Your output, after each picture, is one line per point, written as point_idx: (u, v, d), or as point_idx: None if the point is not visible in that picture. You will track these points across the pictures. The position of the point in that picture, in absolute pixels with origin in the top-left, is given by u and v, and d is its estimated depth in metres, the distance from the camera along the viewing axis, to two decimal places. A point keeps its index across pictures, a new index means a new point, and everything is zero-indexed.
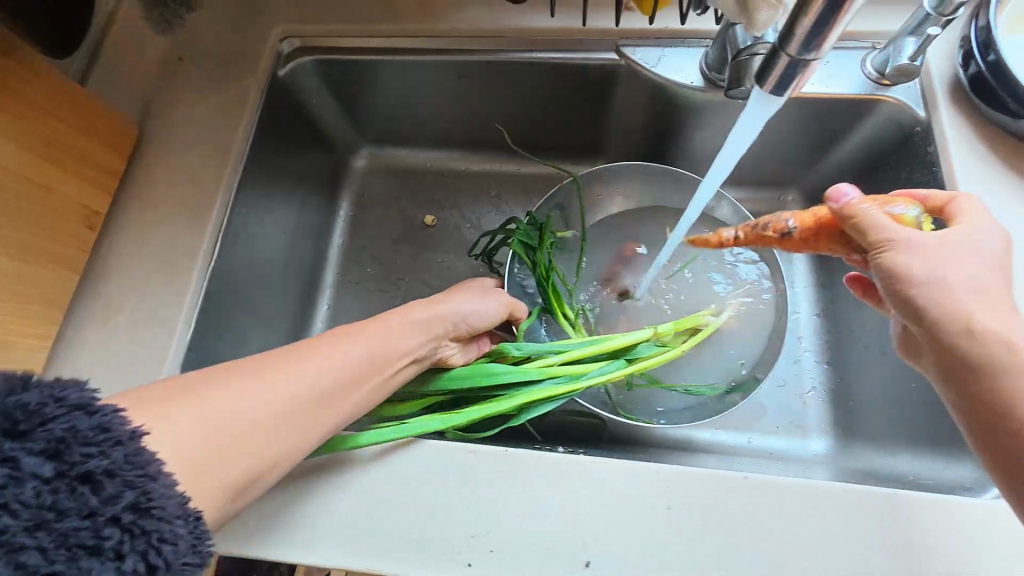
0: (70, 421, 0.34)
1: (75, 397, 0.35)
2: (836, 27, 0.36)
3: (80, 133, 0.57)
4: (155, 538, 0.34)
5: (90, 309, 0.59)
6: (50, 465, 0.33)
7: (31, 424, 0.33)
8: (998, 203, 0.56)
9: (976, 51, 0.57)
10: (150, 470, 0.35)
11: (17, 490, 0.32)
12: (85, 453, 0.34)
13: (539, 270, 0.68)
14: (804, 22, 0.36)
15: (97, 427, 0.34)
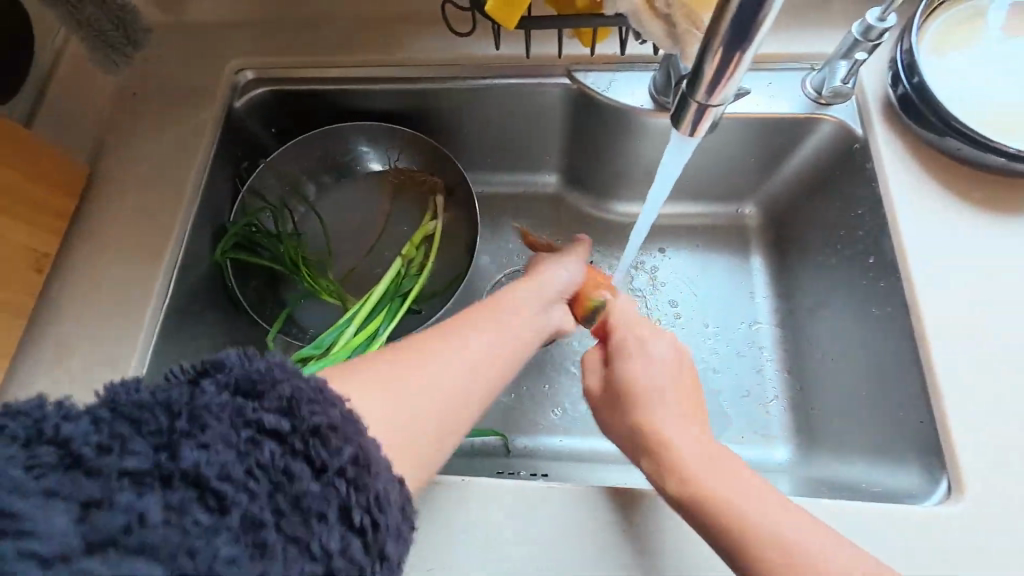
0: (293, 385, 0.32)
1: (290, 366, 0.33)
2: (734, 75, 0.31)
3: (33, 179, 0.58)
4: (371, 494, 0.31)
5: (42, 351, 0.59)
6: (286, 422, 0.31)
7: (261, 385, 0.32)
8: (930, 215, 0.58)
9: (902, 73, 0.60)
10: (362, 428, 0.32)
11: (260, 453, 0.30)
12: (312, 410, 0.32)
13: (289, 254, 0.71)
14: (707, 65, 0.32)
15: (317, 387, 0.33)
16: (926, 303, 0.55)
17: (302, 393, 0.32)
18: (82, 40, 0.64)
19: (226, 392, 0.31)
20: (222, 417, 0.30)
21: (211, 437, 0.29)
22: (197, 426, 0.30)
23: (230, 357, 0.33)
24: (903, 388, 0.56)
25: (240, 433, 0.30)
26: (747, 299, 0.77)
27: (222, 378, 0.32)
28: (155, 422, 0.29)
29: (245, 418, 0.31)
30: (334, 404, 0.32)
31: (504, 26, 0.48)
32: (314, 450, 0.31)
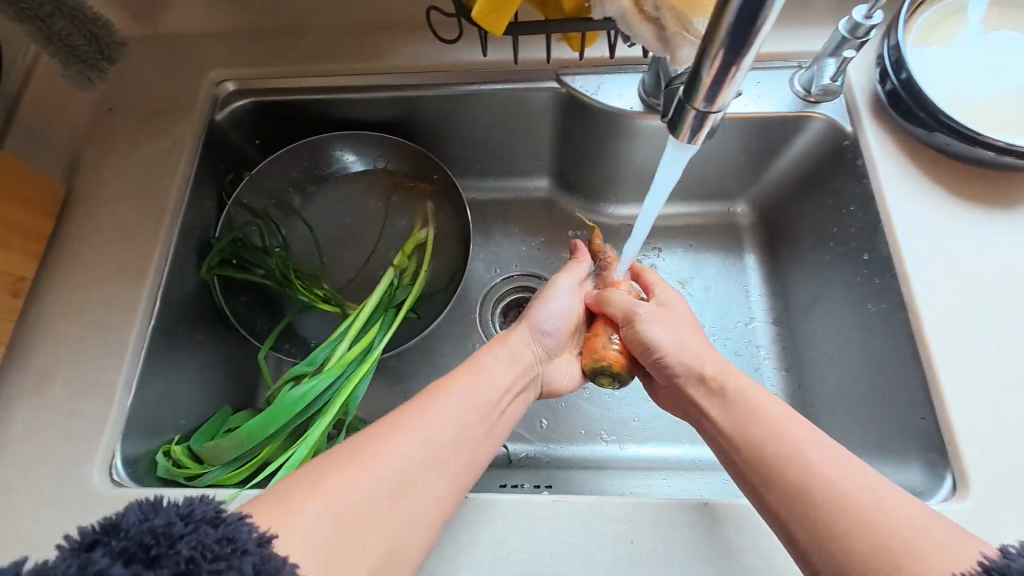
0: (198, 535, 0.33)
1: (200, 511, 0.35)
2: (736, 77, 0.30)
3: (5, 202, 0.55)
4: None
5: (21, 381, 0.56)
6: None
7: (159, 547, 0.32)
8: (922, 210, 0.59)
9: (889, 69, 0.60)
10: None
11: None
12: (217, 566, 0.33)
13: (278, 267, 0.69)
14: (706, 70, 0.30)
15: (224, 536, 0.34)
16: (923, 299, 0.55)
17: (206, 545, 0.33)
18: (50, 54, 0.61)
19: (117, 560, 0.31)
20: None
21: None
22: None
23: (127, 517, 0.34)
24: (902, 383, 0.56)
25: None
26: (743, 297, 0.77)
27: (116, 547, 0.32)
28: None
29: None
30: (246, 554, 0.34)
31: (491, 32, 0.47)
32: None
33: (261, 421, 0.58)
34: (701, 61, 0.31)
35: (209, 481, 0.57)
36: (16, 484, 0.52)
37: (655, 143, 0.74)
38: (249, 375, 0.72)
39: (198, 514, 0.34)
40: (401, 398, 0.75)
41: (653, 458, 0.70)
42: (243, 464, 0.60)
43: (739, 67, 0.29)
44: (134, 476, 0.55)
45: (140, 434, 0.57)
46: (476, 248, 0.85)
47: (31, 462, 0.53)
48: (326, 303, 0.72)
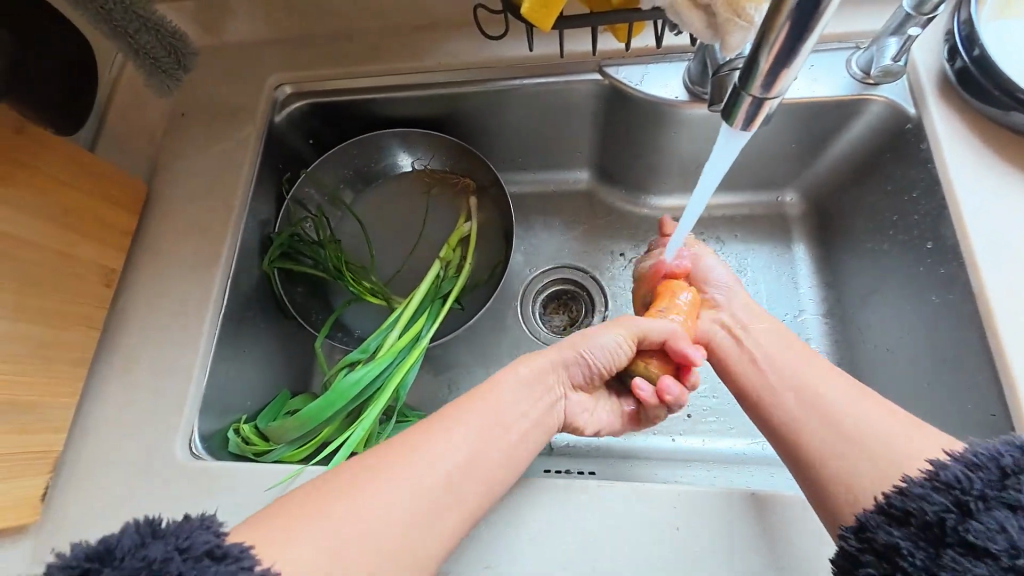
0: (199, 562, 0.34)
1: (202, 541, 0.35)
2: (794, 63, 0.30)
3: (99, 201, 0.62)
4: None
5: (112, 362, 0.63)
6: None
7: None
8: (995, 196, 0.55)
9: (959, 47, 0.57)
10: None
11: None
12: None
13: (333, 260, 0.73)
14: (764, 56, 0.30)
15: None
16: (993, 289, 0.52)
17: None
18: (136, 66, 0.66)
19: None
20: None
21: None
22: None
23: (120, 543, 0.34)
24: (969, 377, 0.54)
25: None
26: (791, 288, 0.75)
27: (116, 574, 0.32)
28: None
29: None
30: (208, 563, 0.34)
31: (539, 27, 0.48)
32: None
33: (320, 404, 0.62)
34: (759, 47, 0.30)
35: (275, 458, 0.62)
36: (109, 455, 0.58)
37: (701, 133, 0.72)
38: (306, 361, 0.77)
39: (195, 549, 0.34)
40: (446, 385, 0.78)
41: (696, 450, 0.70)
42: (304, 444, 0.65)
43: (800, 53, 0.29)
44: (209, 450, 0.60)
45: (213, 413, 0.62)
46: (518, 240, 0.86)
47: (122, 436, 0.59)
48: (376, 293, 0.76)
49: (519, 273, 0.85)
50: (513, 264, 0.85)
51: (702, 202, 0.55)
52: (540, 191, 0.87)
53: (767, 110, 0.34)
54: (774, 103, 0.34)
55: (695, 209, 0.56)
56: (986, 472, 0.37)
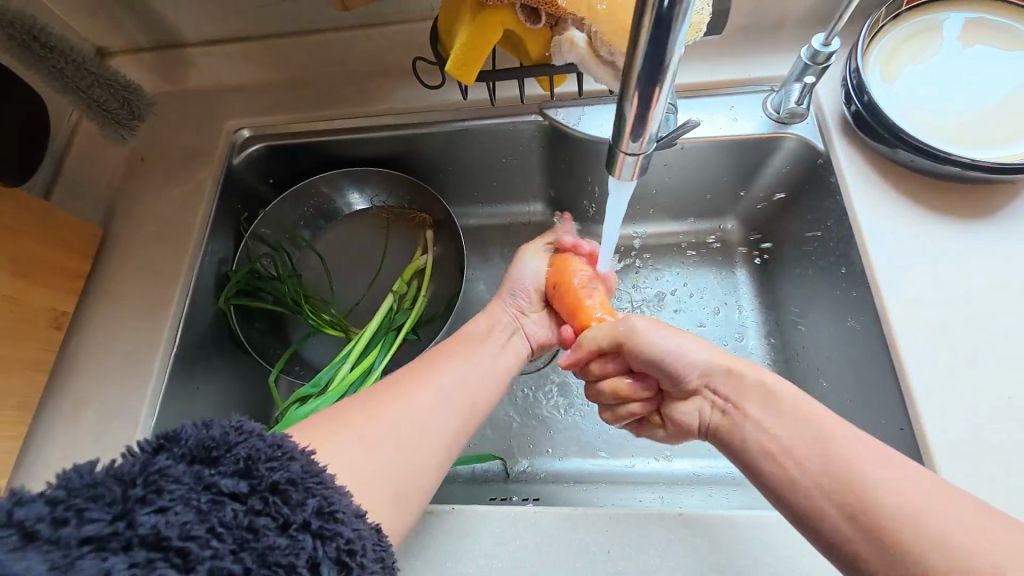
0: (251, 445, 0.36)
1: (249, 427, 0.37)
2: (654, 113, 0.33)
3: (53, 247, 0.64)
4: (322, 505, 0.36)
5: (61, 405, 0.63)
6: (244, 482, 0.34)
7: (219, 452, 0.35)
8: (895, 226, 0.60)
9: (852, 93, 0.62)
10: (280, 461, 0.36)
11: (222, 511, 0.33)
12: (269, 468, 0.35)
13: (291, 295, 0.75)
14: (627, 112, 0.33)
15: (273, 444, 0.37)
16: (894, 310, 0.56)
17: (259, 450, 0.36)
18: (91, 118, 0.68)
19: (183, 461, 0.34)
20: (186, 481, 0.33)
21: (171, 499, 0.32)
22: (155, 492, 0.32)
23: (186, 431, 0.36)
24: (883, 392, 0.57)
25: (202, 494, 0.33)
26: (733, 310, 0.79)
27: (179, 449, 0.35)
28: (111, 492, 0.31)
29: (207, 481, 0.34)
30: (265, 450, 0.36)
31: (464, 81, 0.53)
32: (276, 498, 0.34)
33: None
34: (623, 104, 0.34)
35: None
36: None
37: (663, 169, 0.75)
38: (263, 396, 0.78)
39: (248, 427, 0.37)
40: None
41: (647, 471, 0.72)
42: None
43: (653, 108, 0.32)
44: None
45: None
46: (476, 271, 0.89)
47: None
48: (333, 327, 0.78)
49: (478, 302, 0.87)
50: (470, 293, 0.88)
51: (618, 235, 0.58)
52: (495, 223, 0.91)
53: (644, 155, 0.37)
54: (650, 147, 0.37)
55: (609, 242, 0.60)
56: None
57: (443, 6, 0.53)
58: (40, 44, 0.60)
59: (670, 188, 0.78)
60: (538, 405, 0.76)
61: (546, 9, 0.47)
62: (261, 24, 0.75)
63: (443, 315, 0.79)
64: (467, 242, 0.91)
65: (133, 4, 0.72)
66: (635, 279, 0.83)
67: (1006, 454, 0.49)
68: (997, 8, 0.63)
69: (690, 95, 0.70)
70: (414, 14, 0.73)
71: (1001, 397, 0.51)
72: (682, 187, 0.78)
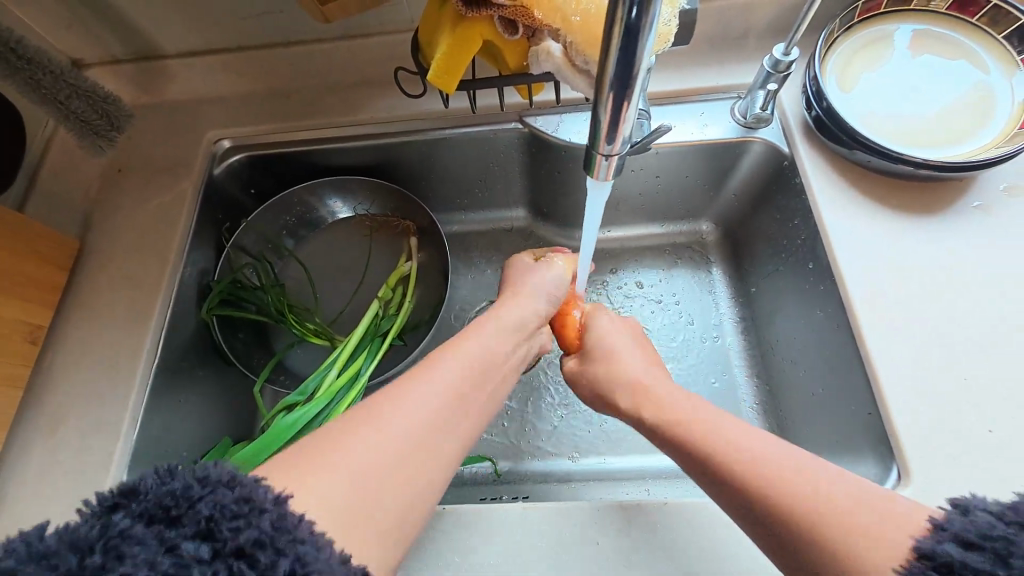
0: (215, 498, 0.33)
1: (216, 474, 0.34)
2: (628, 116, 0.35)
3: (28, 259, 0.62)
4: (298, 559, 0.31)
5: (38, 420, 0.62)
6: (207, 545, 0.31)
7: (179, 509, 0.32)
8: (856, 222, 0.63)
9: (812, 99, 0.66)
10: (245, 513, 0.33)
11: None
12: (234, 526, 0.32)
13: (274, 304, 0.74)
14: (602, 115, 0.36)
15: (241, 497, 0.33)
16: (858, 301, 0.59)
17: (223, 505, 0.33)
18: (65, 128, 0.68)
19: (141, 520, 0.32)
20: (145, 544, 0.31)
21: (130, 565, 0.30)
22: (113, 559, 0.30)
23: (145, 482, 0.34)
24: (850, 378, 0.60)
25: (162, 558, 0.30)
26: (712, 308, 0.82)
27: (137, 508, 0.32)
28: (66, 562, 0.30)
29: (167, 544, 0.31)
30: (228, 501, 0.33)
31: (444, 90, 0.54)
32: (241, 564, 0.31)
33: (255, 448, 0.63)
34: (598, 107, 0.36)
35: None
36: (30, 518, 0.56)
37: (639, 174, 0.78)
38: (248, 407, 0.77)
39: (211, 476, 0.34)
40: None
41: (634, 467, 0.73)
42: None
43: (626, 112, 0.34)
44: None
45: (145, 466, 0.62)
46: (460, 276, 0.90)
47: (44, 498, 0.58)
48: (319, 335, 0.78)
49: (463, 306, 0.88)
50: (456, 298, 0.89)
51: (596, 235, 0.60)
52: (479, 229, 0.92)
53: (620, 155, 0.39)
54: (625, 148, 0.39)
55: (589, 240, 0.62)
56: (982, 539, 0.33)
57: (424, 16, 0.54)
58: (16, 55, 0.60)
59: (646, 192, 0.81)
60: (526, 405, 0.78)
61: (523, 20, 0.49)
62: (241, 36, 0.75)
63: (430, 319, 0.80)
64: (451, 248, 0.92)
65: (108, 16, 0.71)
66: (616, 280, 0.85)
67: (964, 433, 0.52)
68: (941, 20, 0.67)
69: (663, 103, 0.73)
70: (394, 26, 0.75)
71: (957, 380, 0.54)
72: (657, 191, 0.81)
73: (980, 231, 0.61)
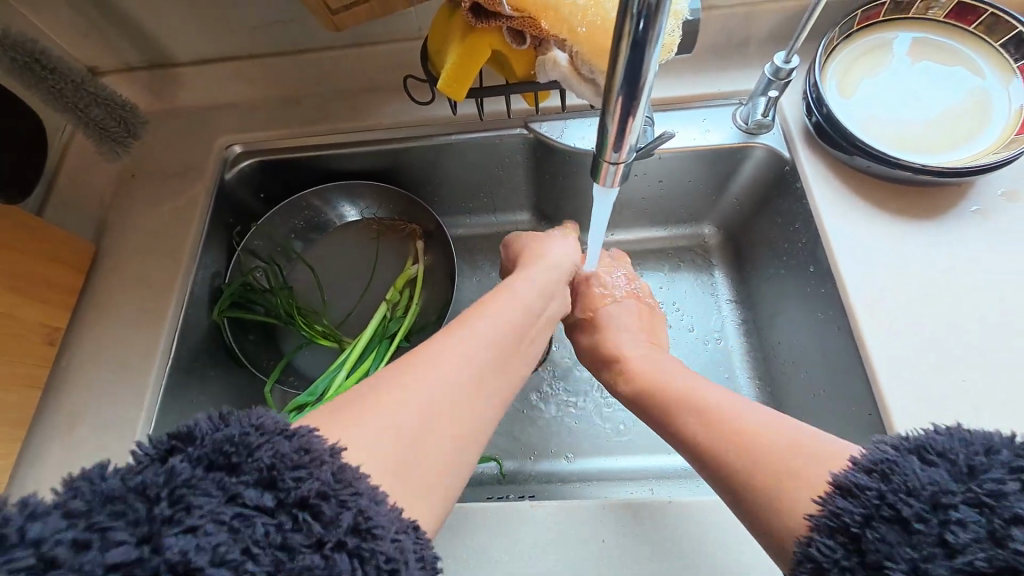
0: (274, 447, 0.33)
1: (272, 424, 0.34)
2: (634, 125, 0.37)
3: (46, 262, 0.64)
4: (361, 510, 0.32)
5: (55, 420, 0.63)
6: (270, 495, 0.31)
7: (239, 456, 0.32)
8: (854, 226, 0.65)
9: (813, 106, 0.67)
10: (305, 463, 0.33)
11: (252, 528, 0.30)
12: (296, 476, 0.32)
13: (283, 307, 0.76)
14: (609, 124, 0.37)
15: (300, 447, 0.33)
16: (857, 304, 0.60)
17: (283, 454, 0.33)
18: (85, 135, 0.71)
19: (199, 466, 0.31)
20: (209, 492, 0.30)
21: (198, 517, 0.29)
22: (179, 508, 0.29)
23: (199, 429, 0.33)
24: (851, 380, 0.61)
25: (226, 508, 0.30)
26: (714, 310, 0.83)
27: (194, 453, 0.32)
28: (133, 510, 0.29)
29: (229, 492, 0.31)
30: (290, 451, 0.33)
31: (454, 98, 0.56)
32: (306, 515, 0.31)
33: None
34: (605, 116, 0.37)
35: None
36: None
37: (642, 179, 0.79)
38: (258, 407, 0.78)
39: (268, 425, 0.34)
40: None
41: (637, 468, 0.74)
42: None
43: (633, 120, 0.36)
44: None
45: None
46: (466, 279, 0.92)
47: None
48: (327, 337, 0.79)
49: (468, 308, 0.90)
50: (461, 301, 0.90)
51: (601, 238, 0.61)
52: (484, 232, 0.94)
53: (627, 161, 0.40)
54: (632, 154, 0.40)
55: (595, 243, 0.63)
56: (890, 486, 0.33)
57: (433, 25, 0.56)
58: (40, 66, 0.63)
59: (649, 196, 0.82)
60: (532, 406, 0.79)
61: (531, 31, 0.51)
62: (253, 44, 0.77)
63: (436, 321, 0.81)
64: (457, 251, 0.93)
65: (124, 25, 0.73)
66: None
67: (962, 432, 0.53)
68: (939, 28, 0.69)
69: (665, 109, 0.75)
70: (403, 34, 0.76)
71: (956, 381, 0.55)
72: (660, 194, 0.82)
73: (980, 236, 0.62)
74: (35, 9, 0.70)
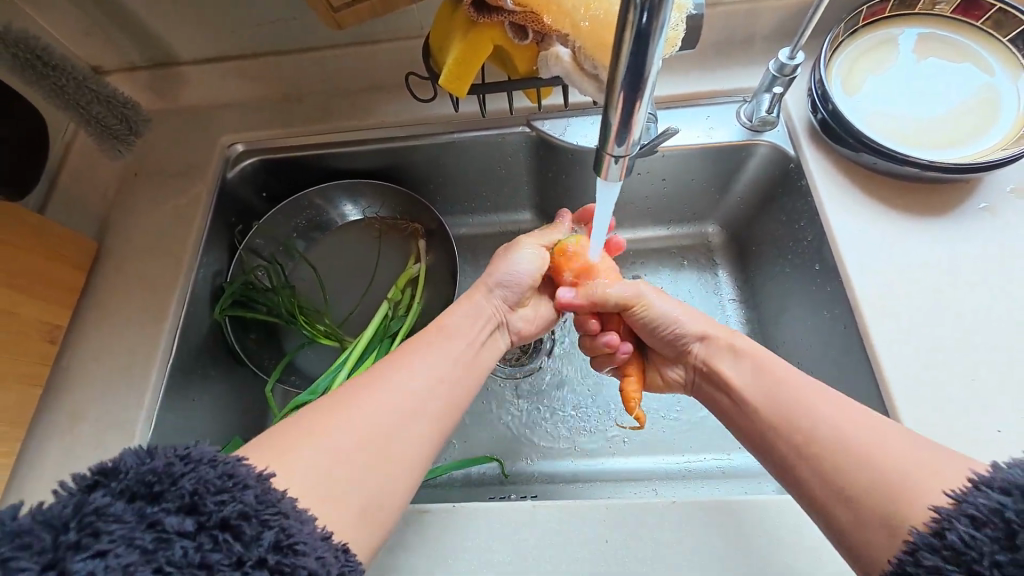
0: (200, 474, 0.34)
1: (199, 453, 0.35)
2: (638, 118, 0.36)
3: (48, 261, 0.64)
4: (282, 529, 0.35)
5: (55, 419, 0.63)
6: (192, 519, 0.33)
7: (161, 485, 0.33)
8: (860, 223, 0.64)
9: (818, 103, 0.66)
10: (229, 487, 0.35)
11: (171, 550, 0.32)
12: (218, 500, 0.34)
13: (285, 305, 0.75)
14: (613, 117, 0.36)
15: (224, 473, 0.35)
16: (864, 302, 0.60)
17: (207, 481, 0.34)
18: (87, 132, 0.73)
19: (120, 497, 0.33)
20: (126, 519, 0.32)
21: (111, 541, 0.31)
22: (91, 536, 0.31)
23: (125, 461, 0.34)
24: (858, 379, 0.61)
25: (146, 532, 0.32)
26: (719, 309, 0.82)
27: (115, 487, 0.33)
28: (43, 540, 0.30)
29: (150, 520, 0.32)
30: (212, 476, 0.35)
31: (456, 94, 0.56)
32: (227, 536, 0.33)
33: None
34: (608, 110, 0.37)
35: None
36: None
37: (646, 177, 0.79)
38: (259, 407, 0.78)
39: (194, 455, 0.35)
40: None
41: (641, 469, 0.73)
42: None
43: (637, 111, 0.35)
44: None
45: None
46: (468, 279, 0.91)
47: None
48: (329, 336, 0.79)
49: None
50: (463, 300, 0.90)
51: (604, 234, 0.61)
52: (486, 231, 0.93)
53: (631, 155, 0.40)
54: (635, 148, 0.40)
55: (598, 238, 0.63)
56: (993, 532, 0.33)
57: (434, 21, 0.56)
58: (42, 62, 0.65)
59: (652, 194, 0.82)
60: (535, 407, 0.78)
61: (533, 26, 0.51)
62: (255, 43, 0.77)
63: (439, 320, 0.81)
64: (459, 250, 0.93)
65: (127, 24, 0.73)
66: None
67: (971, 431, 0.52)
68: (945, 24, 0.68)
69: (669, 107, 0.74)
70: (405, 32, 0.76)
71: (966, 379, 0.55)
72: (663, 193, 0.82)
73: (990, 233, 0.61)
74: (39, 8, 0.71)
